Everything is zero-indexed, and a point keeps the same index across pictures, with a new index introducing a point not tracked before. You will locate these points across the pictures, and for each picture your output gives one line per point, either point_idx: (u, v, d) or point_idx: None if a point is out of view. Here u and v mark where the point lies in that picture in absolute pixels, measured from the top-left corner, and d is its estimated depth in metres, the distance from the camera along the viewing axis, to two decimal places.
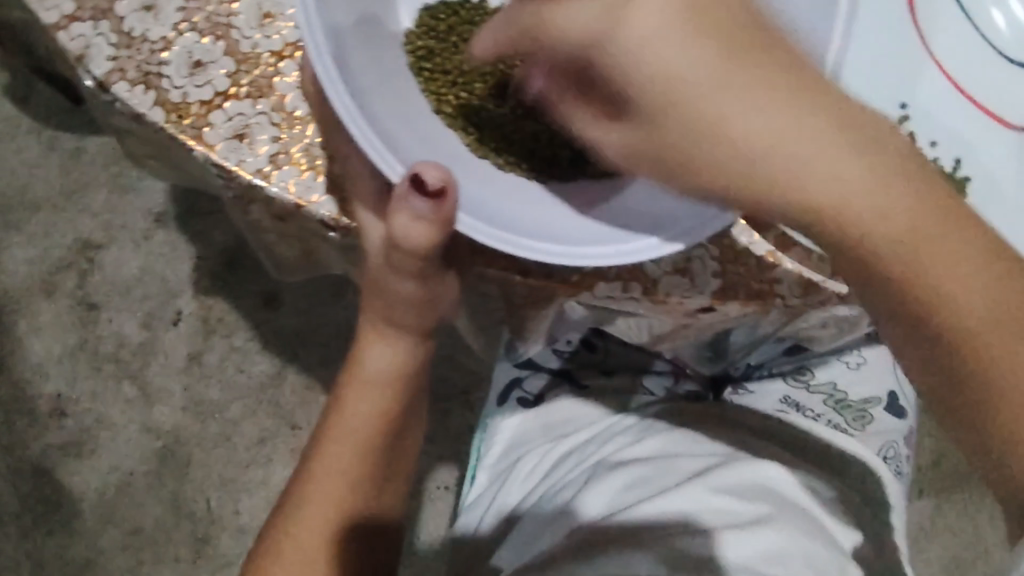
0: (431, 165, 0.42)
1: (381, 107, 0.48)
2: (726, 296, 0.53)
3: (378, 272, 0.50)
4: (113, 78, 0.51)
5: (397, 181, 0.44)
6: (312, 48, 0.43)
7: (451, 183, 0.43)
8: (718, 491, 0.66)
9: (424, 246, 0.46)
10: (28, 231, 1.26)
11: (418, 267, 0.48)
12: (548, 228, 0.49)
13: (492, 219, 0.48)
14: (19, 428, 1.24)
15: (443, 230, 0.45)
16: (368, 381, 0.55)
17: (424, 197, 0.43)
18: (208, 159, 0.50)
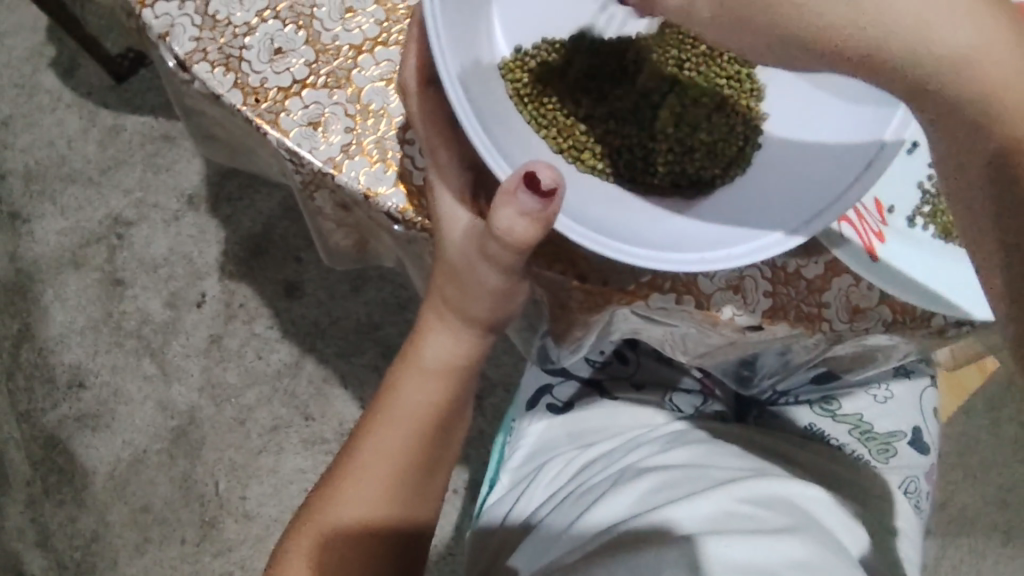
0: (544, 164, 0.42)
1: (483, 105, 0.48)
2: (775, 316, 0.53)
3: (462, 267, 0.50)
4: (195, 58, 0.53)
5: (505, 181, 0.42)
6: (433, 49, 0.43)
7: (563, 185, 0.42)
8: (744, 501, 0.64)
9: (520, 248, 0.44)
10: (61, 202, 1.29)
11: (508, 265, 0.47)
12: (638, 231, 0.49)
13: (582, 217, 0.48)
14: (36, 396, 1.26)
15: (545, 233, 0.43)
16: (426, 368, 0.56)
17: (535, 196, 0.42)
18: (282, 143, 0.52)
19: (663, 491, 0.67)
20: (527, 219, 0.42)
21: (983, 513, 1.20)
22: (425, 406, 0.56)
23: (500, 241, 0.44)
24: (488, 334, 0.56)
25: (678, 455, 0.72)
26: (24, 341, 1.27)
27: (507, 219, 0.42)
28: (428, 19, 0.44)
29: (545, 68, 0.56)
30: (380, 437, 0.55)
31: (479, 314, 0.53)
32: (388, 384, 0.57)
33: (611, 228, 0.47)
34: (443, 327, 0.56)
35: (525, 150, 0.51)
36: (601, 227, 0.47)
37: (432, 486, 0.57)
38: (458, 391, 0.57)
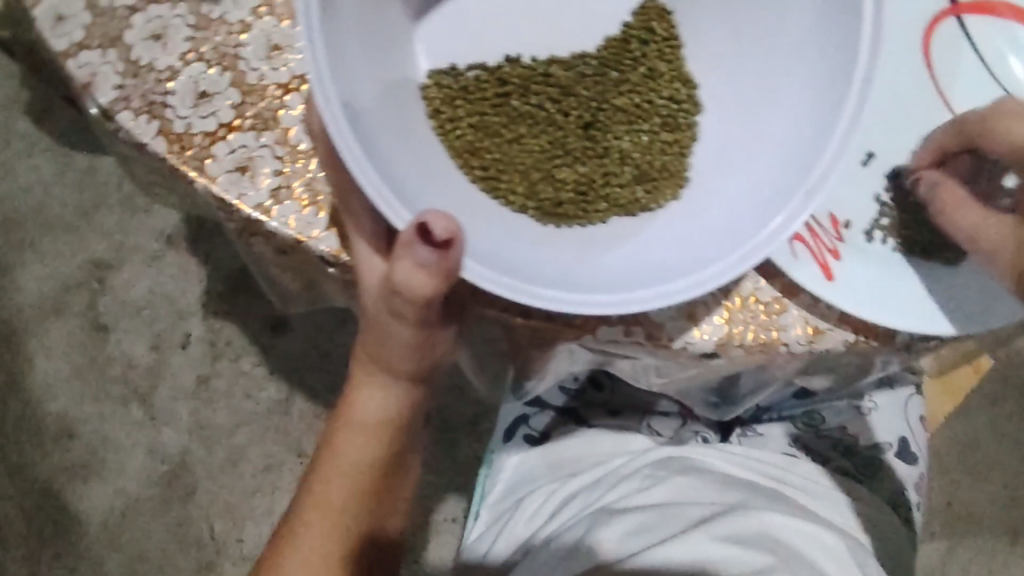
0: (438, 215, 0.40)
1: (389, 145, 0.46)
2: (730, 343, 0.52)
3: (378, 318, 0.47)
4: (117, 106, 0.51)
5: (403, 231, 0.41)
6: (318, 95, 0.41)
7: (462, 234, 0.40)
8: (722, 540, 0.61)
9: (426, 300, 0.43)
10: (43, 249, 1.21)
11: (418, 316, 0.45)
12: (564, 268, 0.47)
13: (505, 256, 0.46)
14: (26, 448, 1.18)
15: (447, 283, 0.42)
16: (357, 425, 0.51)
17: (430, 246, 0.40)
18: (209, 190, 0.50)
19: (639, 534, 0.64)
20: (425, 271, 0.41)
21: (988, 513, 1.17)
22: (365, 461, 0.52)
23: (404, 294, 0.42)
24: (423, 382, 0.52)
25: (656, 494, 0.69)
26: (10, 394, 1.18)
27: (407, 271, 0.41)
28: (313, 69, 0.41)
29: (481, 92, 0.55)
30: (322, 496, 0.52)
31: (403, 366, 0.49)
32: (325, 441, 0.53)
33: (530, 268, 0.45)
34: (372, 381, 0.51)
35: (444, 188, 0.49)
36: (523, 267, 0.45)
37: (382, 536, 0.55)
38: (397, 441, 0.53)
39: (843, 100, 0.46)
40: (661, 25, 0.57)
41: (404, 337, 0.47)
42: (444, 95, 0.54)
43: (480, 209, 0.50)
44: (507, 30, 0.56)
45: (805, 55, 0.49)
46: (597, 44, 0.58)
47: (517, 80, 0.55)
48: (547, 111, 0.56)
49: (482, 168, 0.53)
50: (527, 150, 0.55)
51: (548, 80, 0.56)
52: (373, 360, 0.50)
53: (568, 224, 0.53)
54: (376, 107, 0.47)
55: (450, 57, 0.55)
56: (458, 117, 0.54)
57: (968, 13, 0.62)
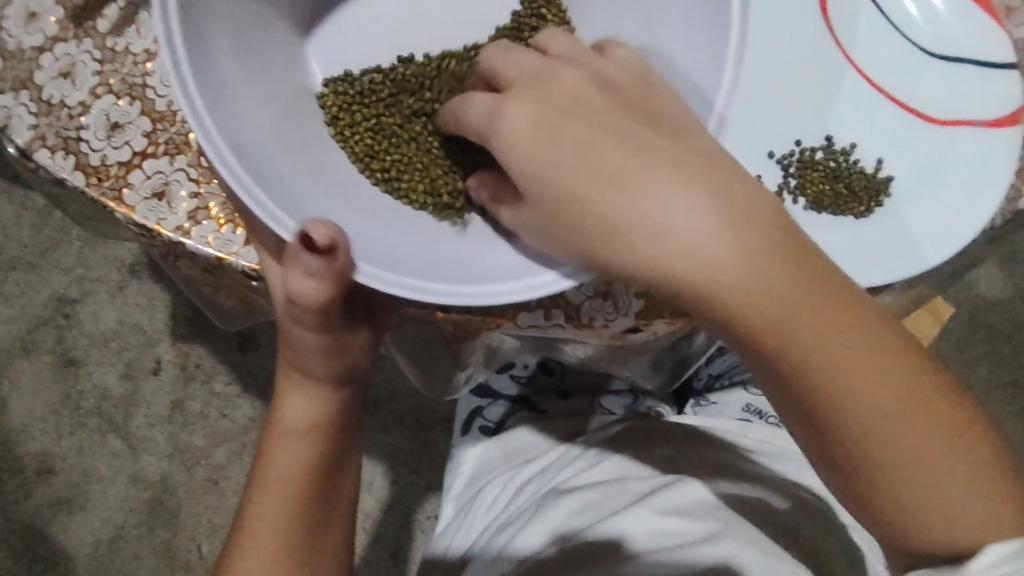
0: (317, 222, 0.42)
1: (282, 163, 0.48)
2: (650, 315, 0.52)
3: (286, 325, 0.49)
4: (35, 146, 0.52)
5: (290, 242, 0.43)
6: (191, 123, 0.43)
7: (344, 239, 0.42)
8: (665, 513, 0.63)
9: (322, 307, 0.45)
10: (5, 291, 1.21)
11: (322, 320, 0.47)
12: (463, 262, 0.49)
13: (406, 257, 0.47)
14: (10, 488, 1.19)
15: (340, 287, 0.44)
16: (288, 432, 0.53)
17: (316, 255, 0.42)
18: (129, 219, 0.51)
19: (586, 511, 0.67)
20: (314, 279, 0.43)
21: None
22: (299, 469, 0.53)
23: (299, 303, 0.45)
24: (346, 383, 0.55)
25: (605, 469, 0.71)
26: None
27: (298, 280, 0.44)
28: (187, 102, 0.43)
29: (376, 94, 0.57)
30: (262, 509, 0.52)
31: (320, 370, 0.52)
32: (260, 453, 0.54)
33: (426, 266, 0.47)
34: (293, 386, 0.54)
35: (346, 197, 0.51)
36: (421, 265, 0.47)
37: (331, 541, 0.55)
38: (330, 444, 0.54)
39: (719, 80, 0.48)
40: (551, 12, 0.59)
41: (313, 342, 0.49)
42: (340, 101, 0.57)
43: (383, 214, 0.52)
44: (396, 34, 0.59)
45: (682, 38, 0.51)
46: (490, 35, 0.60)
47: (412, 83, 0.58)
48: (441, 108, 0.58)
49: (381, 168, 0.55)
50: (423, 148, 0.57)
51: (442, 73, 0.58)
52: (295, 370, 0.53)
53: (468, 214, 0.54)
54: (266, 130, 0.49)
55: (347, 66, 0.59)
56: (356, 123, 0.57)
57: None
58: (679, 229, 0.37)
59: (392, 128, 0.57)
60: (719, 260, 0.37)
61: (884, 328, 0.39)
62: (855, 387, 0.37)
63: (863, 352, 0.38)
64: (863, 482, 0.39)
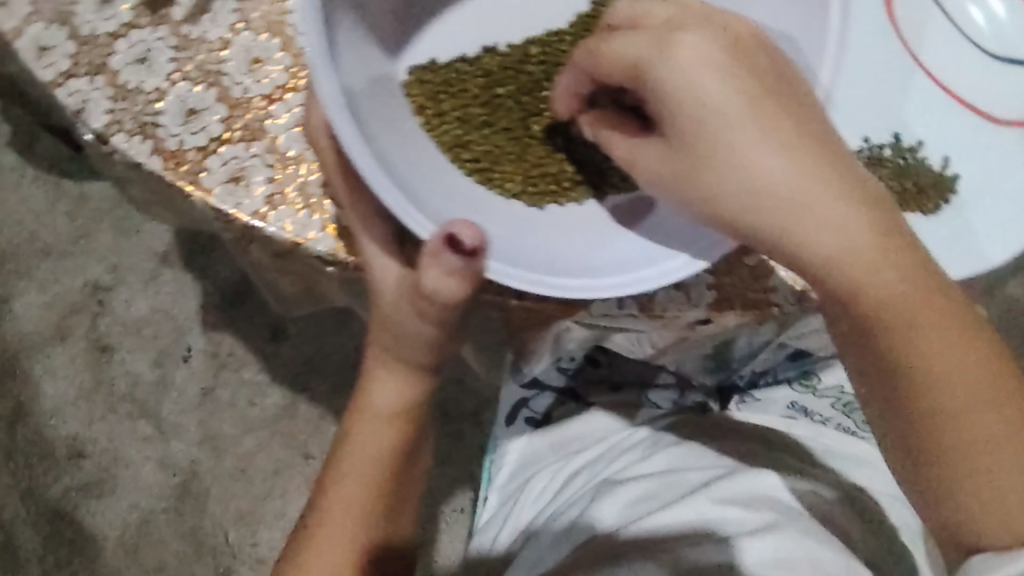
0: (463, 224, 0.42)
1: (395, 156, 0.48)
2: (722, 307, 0.54)
3: (395, 317, 0.50)
4: (111, 130, 0.53)
5: (427, 242, 0.43)
6: (331, 115, 0.43)
7: (486, 241, 0.43)
8: (722, 501, 0.64)
9: (452, 303, 0.46)
10: (38, 276, 1.21)
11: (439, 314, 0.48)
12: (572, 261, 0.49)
13: (520, 256, 0.48)
14: (38, 472, 1.18)
15: (473, 285, 0.45)
16: (376, 416, 0.55)
17: (458, 254, 0.43)
18: (207, 203, 0.52)
19: (642, 501, 0.67)
20: (453, 278, 0.44)
21: None
22: (383, 450, 0.55)
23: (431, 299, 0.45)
24: (434, 372, 0.55)
25: (660, 460, 0.72)
26: (19, 420, 1.19)
27: (435, 278, 0.44)
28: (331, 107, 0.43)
29: (459, 81, 0.58)
30: (344, 487, 0.54)
31: (422, 358, 0.53)
32: (343, 432, 0.56)
33: (545, 261, 0.48)
34: (386, 371, 0.55)
35: (446, 186, 0.52)
36: (537, 261, 0.48)
37: (402, 525, 0.57)
38: (412, 429, 0.56)
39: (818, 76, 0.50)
40: None
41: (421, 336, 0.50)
42: (426, 90, 0.57)
43: (481, 203, 0.53)
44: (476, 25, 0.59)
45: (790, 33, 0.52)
46: (569, 20, 0.59)
47: (496, 72, 0.58)
48: (528, 96, 0.59)
49: (473, 159, 0.56)
50: (509, 136, 0.58)
51: (526, 63, 0.59)
52: (389, 354, 0.53)
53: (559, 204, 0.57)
54: (380, 124, 0.49)
55: (431, 53, 0.59)
56: (443, 112, 0.57)
57: None
58: (784, 189, 0.44)
59: (478, 115, 0.58)
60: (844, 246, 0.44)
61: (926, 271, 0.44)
62: (941, 360, 0.42)
63: (950, 341, 0.42)
64: (909, 435, 0.43)
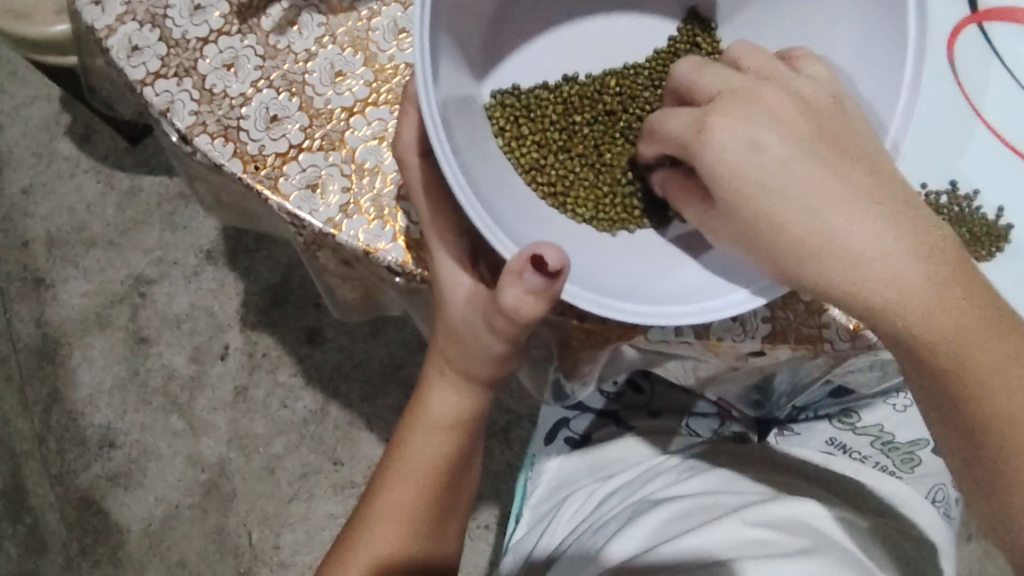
0: (551, 246, 0.43)
1: (477, 176, 0.49)
2: (776, 341, 0.54)
3: (467, 330, 0.51)
4: (195, 131, 0.55)
5: (511, 260, 0.44)
6: (431, 136, 0.44)
7: (568, 265, 0.44)
8: (758, 524, 0.65)
9: (527, 321, 0.47)
10: (84, 265, 1.25)
11: (515, 331, 0.48)
12: (640, 286, 0.50)
13: (593, 280, 0.49)
14: (69, 457, 1.21)
15: (550, 306, 0.45)
16: (434, 426, 0.56)
17: (540, 274, 0.44)
18: (282, 207, 0.54)
19: (677, 521, 0.68)
20: (534, 296, 0.44)
21: None
22: (434, 458, 0.56)
23: (506, 314, 0.46)
24: (489, 388, 0.56)
25: (696, 484, 0.72)
26: (55, 405, 1.22)
27: (514, 294, 0.45)
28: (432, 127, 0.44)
29: (539, 102, 0.59)
30: (398, 489, 0.56)
31: (481, 371, 0.53)
32: (397, 441, 0.57)
33: (618, 287, 0.49)
34: (443, 381, 0.56)
35: (521, 207, 0.53)
36: (609, 286, 0.48)
37: (448, 531, 0.59)
38: (465, 440, 0.57)
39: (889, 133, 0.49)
40: (705, 40, 0.61)
41: (489, 351, 0.51)
42: (507, 114, 0.59)
43: (548, 224, 0.54)
44: (564, 55, 0.61)
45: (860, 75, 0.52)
46: (647, 56, 0.62)
47: (575, 100, 0.59)
48: (605, 123, 0.60)
49: (548, 183, 0.57)
50: (587, 163, 0.59)
51: (602, 94, 0.60)
52: (454, 367, 0.55)
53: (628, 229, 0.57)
54: (466, 147, 0.50)
55: (514, 78, 0.61)
56: (522, 135, 0.59)
57: (988, 21, 0.65)
58: (819, 223, 0.43)
59: (558, 141, 0.59)
60: (871, 247, 0.41)
61: (985, 316, 0.42)
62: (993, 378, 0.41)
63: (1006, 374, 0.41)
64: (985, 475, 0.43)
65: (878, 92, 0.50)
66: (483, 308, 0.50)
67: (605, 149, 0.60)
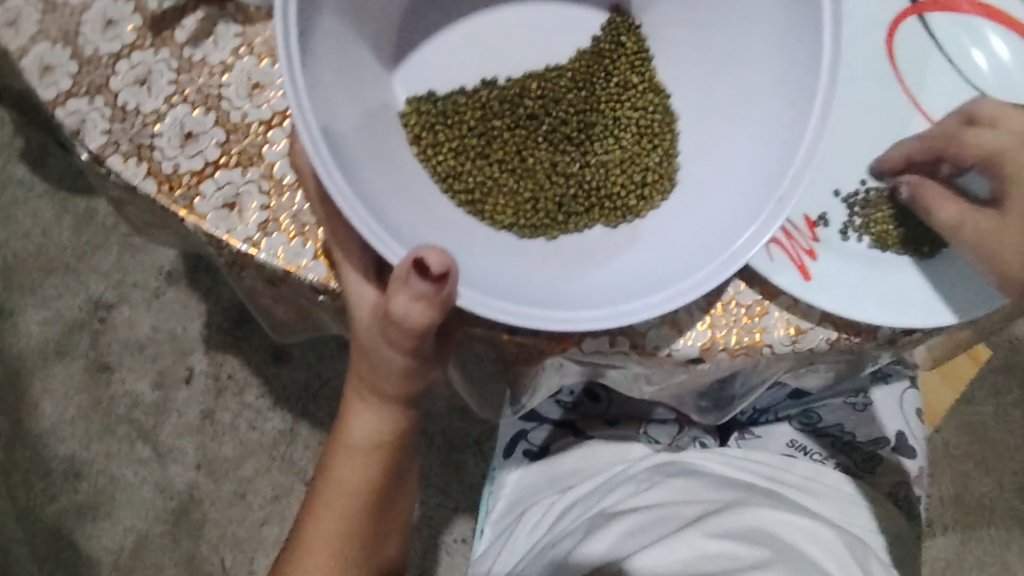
0: (432, 248, 0.42)
1: (376, 185, 0.47)
2: (715, 347, 0.53)
3: (373, 346, 0.48)
4: (107, 151, 0.53)
5: (398, 267, 0.42)
6: (304, 140, 0.43)
7: (455, 267, 0.42)
8: (714, 535, 0.62)
9: (420, 331, 0.44)
10: (42, 293, 1.20)
11: (412, 343, 0.46)
12: (552, 290, 0.48)
13: (497, 284, 0.47)
14: (33, 491, 1.16)
15: (441, 314, 0.43)
16: (355, 449, 0.53)
17: (425, 280, 0.42)
18: (200, 229, 0.52)
19: (632, 536, 0.65)
20: (420, 303, 0.42)
21: (1005, 499, 1.16)
22: (363, 481, 0.54)
23: (397, 325, 0.44)
24: (416, 404, 0.54)
25: (655, 496, 0.70)
26: (17, 438, 1.17)
27: (403, 303, 0.43)
28: (303, 130, 0.43)
29: (455, 108, 0.57)
30: (327, 518, 0.54)
31: (394, 389, 0.51)
32: (323, 466, 0.55)
33: (526, 291, 0.47)
34: (364, 406, 0.53)
35: (431, 217, 0.51)
36: (517, 292, 0.47)
37: (385, 551, 0.58)
38: (393, 461, 0.55)
39: (804, 126, 0.47)
40: (631, 39, 0.58)
41: (392, 366, 0.49)
42: (423, 121, 0.56)
43: (462, 232, 0.52)
44: (477, 66, 0.58)
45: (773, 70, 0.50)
46: (569, 56, 0.59)
47: (492, 104, 0.57)
48: (527, 129, 0.58)
49: (465, 192, 0.55)
50: (508, 169, 0.57)
51: (524, 97, 0.57)
52: (367, 389, 0.52)
53: (551, 235, 0.56)
54: (362, 156, 0.48)
55: (430, 85, 0.58)
56: (439, 143, 0.57)
57: (927, 12, 0.63)
58: None
59: (478, 146, 0.57)
60: None
61: None
62: None
63: None
64: None
65: (798, 80, 0.48)
66: (377, 317, 0.47)
67: (526, 155, 0.58)
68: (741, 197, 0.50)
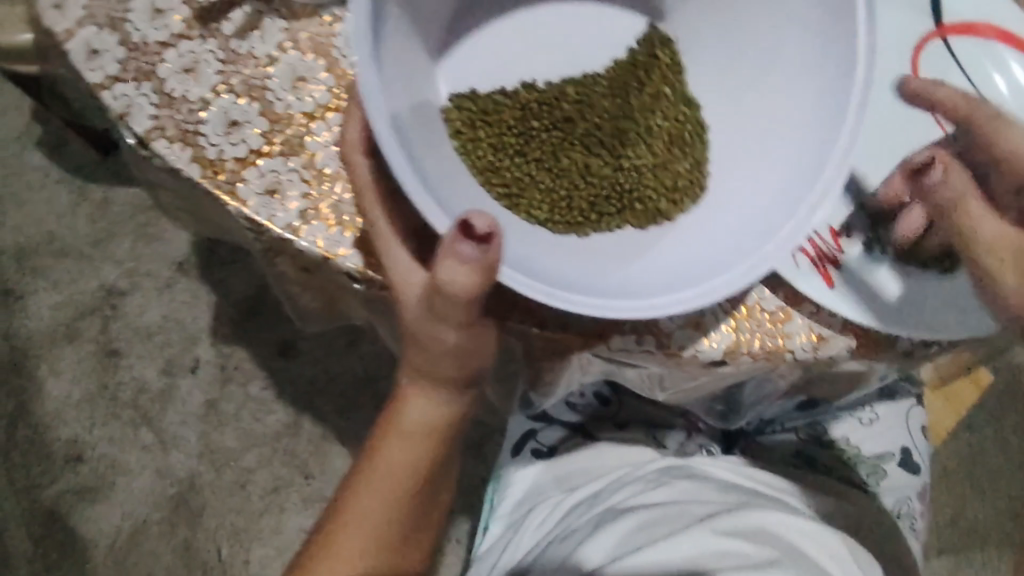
0: (478, 213, 0.43)
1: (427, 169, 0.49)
2: (738, 351, 0.54)
3: (418, 326, 0.49)
4: (153, 135, 0.54)
5: (445, 233, 0.44)
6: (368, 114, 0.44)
7: (499, 231, 0.44)
8: (724, 533, 0.64)
9: (467, 299, 0.45)
10: (54, 277, 1.21)
11: (459, 312, 0.46)
12: (591, 279, 0.50)
13: (540, 269, 0.48)
14: (33, 473, 1.17)
15: (489, 282, 0.44)
16: (407, 435, 0.54)
17: (472, 242, 0.43)
18: (241, 214, 0.53)
19: (640, 532, 0.67)
20: (469, 267, 0.43)
21: (994, 525, 1.17)
22: (404, 470, 0.55)
23: (445, 293, 0.45)
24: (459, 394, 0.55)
25: (662, 493, 0.72)
26: (20, 418, 1.18)
27: (451, 269, 0.44)
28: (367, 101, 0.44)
29: (495, 105, 0.58)
30: (364, 504, 0.55)
31: (435, 373, 0.52)
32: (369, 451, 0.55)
33: (566, 278, 0.48)
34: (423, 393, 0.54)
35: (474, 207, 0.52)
36: (559, 277, 0.48)
37: (411, 540, 0.59)
38: (438, 451, 0.56)
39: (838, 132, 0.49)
40: (664, 51, 0.61)
41: (436, 344, 0.50)
42: (464, 116, 0.58)
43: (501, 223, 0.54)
44: (515, 67, 0.60)
45: (806, 83, 0.53)
46: (606, 65, 0.61)
47: (531, 104, 0.59)
48: (563, 131, 0.60)
49: (503, 186, 0.57)
50: (544, 167, 0.59)
51: (561, 101, 0.60)
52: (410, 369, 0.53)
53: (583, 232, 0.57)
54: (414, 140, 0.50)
55: (470, 83, 0.60)
56: (478, 138, 0.58)
57: (953, 35, 0.65)
58: None
59: (515, 143, 0.59)
60: None
61: None
62: None
63: None
64: None
65: (831, 89, 0.51)
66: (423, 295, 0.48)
67: (561, 155, 0.59)
68: (775, 199, 0.51)
